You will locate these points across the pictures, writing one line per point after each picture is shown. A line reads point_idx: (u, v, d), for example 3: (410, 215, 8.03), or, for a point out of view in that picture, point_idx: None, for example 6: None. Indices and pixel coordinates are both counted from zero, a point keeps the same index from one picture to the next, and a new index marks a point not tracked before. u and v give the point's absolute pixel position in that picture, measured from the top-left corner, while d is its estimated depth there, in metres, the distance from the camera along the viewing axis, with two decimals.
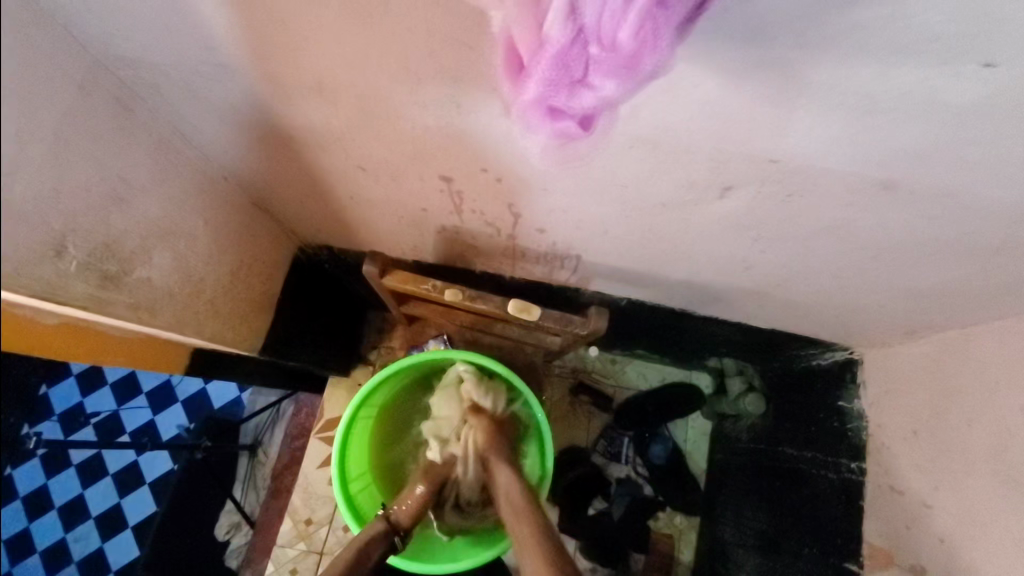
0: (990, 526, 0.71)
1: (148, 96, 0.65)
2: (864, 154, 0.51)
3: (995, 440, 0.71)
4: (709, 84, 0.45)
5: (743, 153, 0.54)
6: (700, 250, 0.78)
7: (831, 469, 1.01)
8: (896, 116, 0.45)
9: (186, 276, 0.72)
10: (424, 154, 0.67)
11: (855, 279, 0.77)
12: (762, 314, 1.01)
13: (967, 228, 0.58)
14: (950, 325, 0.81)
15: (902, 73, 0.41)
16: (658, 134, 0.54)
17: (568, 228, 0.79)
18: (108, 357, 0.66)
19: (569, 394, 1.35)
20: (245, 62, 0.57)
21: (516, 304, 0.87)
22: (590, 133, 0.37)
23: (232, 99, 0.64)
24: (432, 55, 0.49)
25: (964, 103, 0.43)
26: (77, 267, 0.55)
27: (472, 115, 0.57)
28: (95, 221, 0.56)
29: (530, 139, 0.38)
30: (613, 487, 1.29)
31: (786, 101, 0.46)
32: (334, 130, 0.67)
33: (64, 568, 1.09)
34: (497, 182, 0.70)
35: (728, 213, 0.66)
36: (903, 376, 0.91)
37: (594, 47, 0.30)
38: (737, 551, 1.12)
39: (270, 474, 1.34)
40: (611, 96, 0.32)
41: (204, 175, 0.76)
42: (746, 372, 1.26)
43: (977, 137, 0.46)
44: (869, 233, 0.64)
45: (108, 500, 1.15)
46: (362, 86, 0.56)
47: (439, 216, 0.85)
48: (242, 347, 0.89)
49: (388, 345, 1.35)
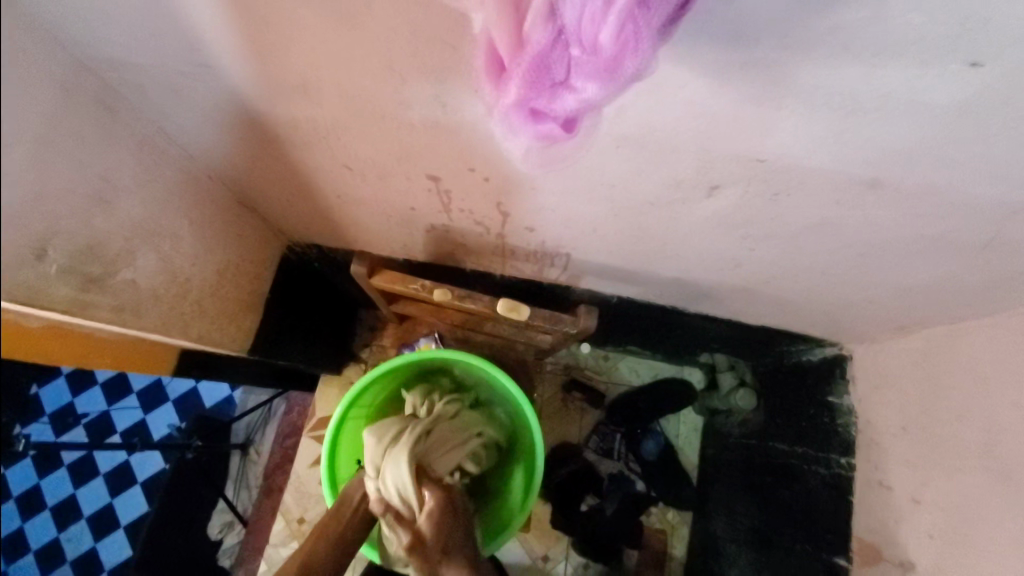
0: (976, 519, 0.72)
1: (130, 96, 0.64)
2: (849, 154, 0.51)
3: (982, 435, 0.72)
4: (697, 85, 0.45)
5: (730, 153, 0.54)
6: (689, 249, 0.78)
7: (821, 465, 1.02)
8: (881, 116, 0.45)
9: (171, 277, 0.71)
10: (411, 153, 0.67)
11: (844, 276, 0.77)
12: (752, 311, 1.02)
13: (952, 225, 0.58)
14: (937, 322, 0.81)
15: (886, 74, 0.41)
16: (646, 135, 0.54)
17: (558, 227, 0.79)
18: (93, 360, 0.65)
19: (562, 390, 1.35)
20: (228, 60, 0.56)
21: (505, 304, 0.87)
22: (573, 135, 0.37)
23: (216, 99, 0.63)
24: (418, 55, 0.48)
25: (948, 103, 0.43)
26: (58, 271, 0.55)
27: (458, 115, 0.56)
28: (76, 223, 0.56)
29: (513, 142, 0.38)
30: (606, 484, 1.30)
31: (773, 101, 0.46)
32: (320, 130, 0.66)
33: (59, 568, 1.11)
34: (485, 182, 0.70)
35: (716, 212, 0.66)
36: (891, 372, 0.91)
37: (575, 49, 0.30)
38: (730, 547, 1.13)
39: (263, 473, 1.32)
40: (593, 100, 0.32)
41: (188, 175, 0.75)
42: (738, 367, 1.27)
43: (961, 136, 0.46)
44: (857, 230, 0.64)
45: (100, 499, 1.21)
46: (347, 86, 0.56)
47: (428, 215, 0.84)
48: (230, 347, 0.88)
49: (380, 343, 1.35)
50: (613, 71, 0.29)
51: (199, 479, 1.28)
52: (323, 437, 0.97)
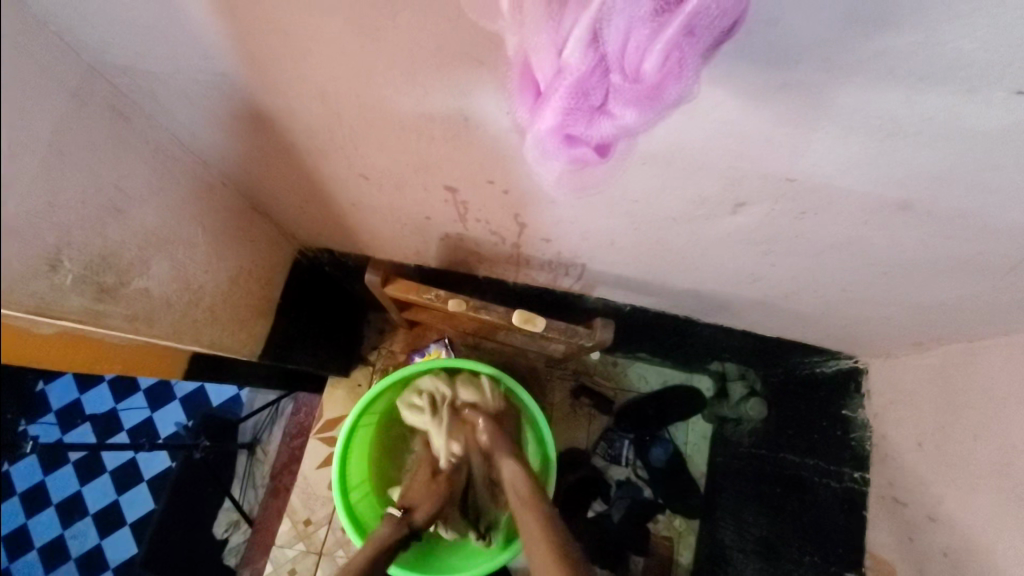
0: (993, 542, 0.70)
1: (145, 103, 0.64)
2: (880, 175, 0.50)
3: (1000, 457, 0.70)
4: (729, 105, 0.44)
5: (757, 172, 0.53)
6: (709, 263, 0.77)
7: (833, 478, 1.01)
8: (915, 140, 0.44)
9: (184, 285, 0.71)
10: (428, 165, 0.66)
11: (865, 292, 0.76)
12: (769, 323, 1.00)
13: (979, 248, 0.57)
14: (956, 339, 0.80)
15: (927, 100, 0.40)
16: (672, 151, 0.52)
17: (575, 238, 0.78)
18: (103, 364, 0.64)
19: (571, 396, 1.33)
20: (243, 69, 0.55)
21: (520, 315, 0.86)
22: (605, 158, 0.36)
23: (232, 107, 0.63)
24: (440, 69, 0.48)
25: (989, 129, 0.41)
26: (72, 280, 0.54)
27: (479, 129, 0.55)
28: (91, 232, 0.55)
29: (545, 168, 0.37)
30: (613, 490, 1.29)
31: (807, 123, 0.45)
32: (337, 139, 0.65)
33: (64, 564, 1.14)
34: (503, 194, 0.69)
35: (739, 228, 0.65)
36: (909, 388, 0.90)
37: (616, 76, 0.29)
38: (738, 556, 1.12)
39: (271, 473, 1.31)
40: (630, 126, 0.31)
41: (201, 180, 0.75)
42: (748, 376, 1.24)
43: (999, 163, 0.45)
44: (882, 249, 0.63)
45: (106, 496, 1.22)
46: (366, 97, 0.55)
47: (442, 223, 0.83)
48: (242, 353, 0.87)
49: (388, 347, 1.33)
50: (655, 98, 0.29)
51: (206, 478, 1.27)
52: (337, 440, 0.96)
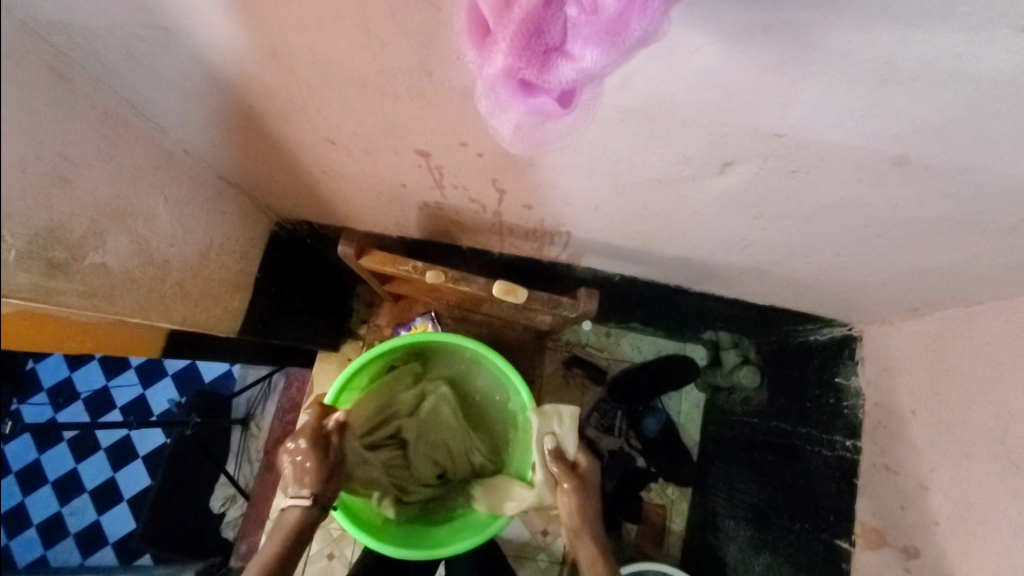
0: (988, 509, 0.69)
1: (88, 63, 0.59)
2: (875, 129, 0.46)
3: (995, 424, 0.69)
4: (714, 51, 0.40)
5: (744, 127, 0.49)
6: (697, 228, 0.74)
7: (824, 447, 1.00)
8: (914, 88, 0.41)
9: (147, 259, 0.67)
10: (397, 127, 0.62)
11: (857, 257, 0.73)
12: (759, 290, 0.97)
13: (978, 206, 0.54)
14: (953, 304, 0.77)
15: (927, 39, 0.36)
16: (653, 106, 0.49)
17: (558, 204, 0.75)
18: (70, 344, 0.62)
19: (562, 367, 1.31)
20: (181, 18, 0.50)
21: (501, 286, 0.82)
22: (570, 109, 0.32)
23: (184, 68, 0.58)
24: (396, 17, 0.43)
25: (994, 73, 0.38)
26: (17, 257, 0.50)
27: (446, 83, 0.51)
28: (36, 204, 0.51)
29: (501, 121, 0.33)
30: (606, 461, 1.27)
31: (797, 69, 0.41)
32: (298, 100, 0.61)
33: (64, 539, 1.17)
34: (479, 157, 0.66)
35: (726, 189, 0.61)
36: (902, 355, 0.87)
37: (572, 8, 0.26)
38: (729, 523, 1.13)
39: (264, 449, 1.29)
40: (593, 69, 0.28)
41: (160, 150, 0.71)
42: (742, 345, 1.22)
43: (1004, 112, 0.41)
44: (876, 211, 0.60)
45: (102, 473, 1.24)
46: (321, 53, 0.51)
47: (419, 191, 0.80)
48: (220, 329, 0.84)
49: (375, 322, 1.29)
50: (617, 35, 0.26)
51: (200, 454, 1.27)
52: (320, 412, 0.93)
